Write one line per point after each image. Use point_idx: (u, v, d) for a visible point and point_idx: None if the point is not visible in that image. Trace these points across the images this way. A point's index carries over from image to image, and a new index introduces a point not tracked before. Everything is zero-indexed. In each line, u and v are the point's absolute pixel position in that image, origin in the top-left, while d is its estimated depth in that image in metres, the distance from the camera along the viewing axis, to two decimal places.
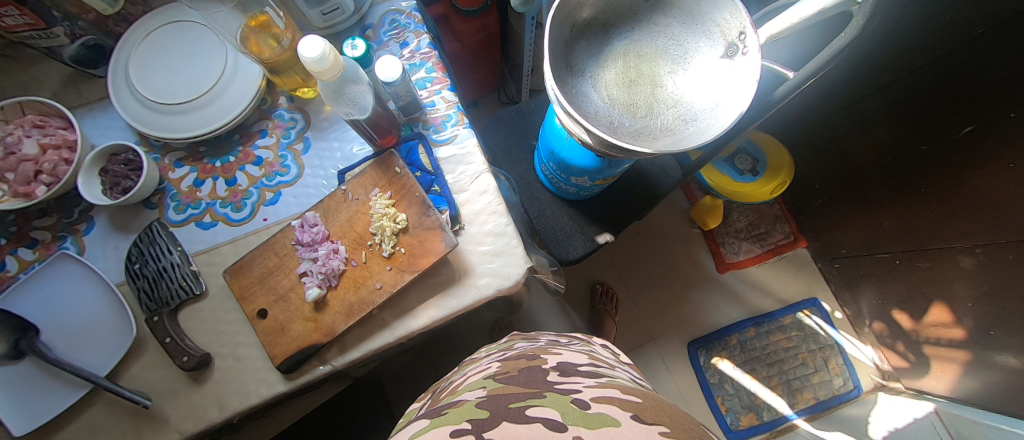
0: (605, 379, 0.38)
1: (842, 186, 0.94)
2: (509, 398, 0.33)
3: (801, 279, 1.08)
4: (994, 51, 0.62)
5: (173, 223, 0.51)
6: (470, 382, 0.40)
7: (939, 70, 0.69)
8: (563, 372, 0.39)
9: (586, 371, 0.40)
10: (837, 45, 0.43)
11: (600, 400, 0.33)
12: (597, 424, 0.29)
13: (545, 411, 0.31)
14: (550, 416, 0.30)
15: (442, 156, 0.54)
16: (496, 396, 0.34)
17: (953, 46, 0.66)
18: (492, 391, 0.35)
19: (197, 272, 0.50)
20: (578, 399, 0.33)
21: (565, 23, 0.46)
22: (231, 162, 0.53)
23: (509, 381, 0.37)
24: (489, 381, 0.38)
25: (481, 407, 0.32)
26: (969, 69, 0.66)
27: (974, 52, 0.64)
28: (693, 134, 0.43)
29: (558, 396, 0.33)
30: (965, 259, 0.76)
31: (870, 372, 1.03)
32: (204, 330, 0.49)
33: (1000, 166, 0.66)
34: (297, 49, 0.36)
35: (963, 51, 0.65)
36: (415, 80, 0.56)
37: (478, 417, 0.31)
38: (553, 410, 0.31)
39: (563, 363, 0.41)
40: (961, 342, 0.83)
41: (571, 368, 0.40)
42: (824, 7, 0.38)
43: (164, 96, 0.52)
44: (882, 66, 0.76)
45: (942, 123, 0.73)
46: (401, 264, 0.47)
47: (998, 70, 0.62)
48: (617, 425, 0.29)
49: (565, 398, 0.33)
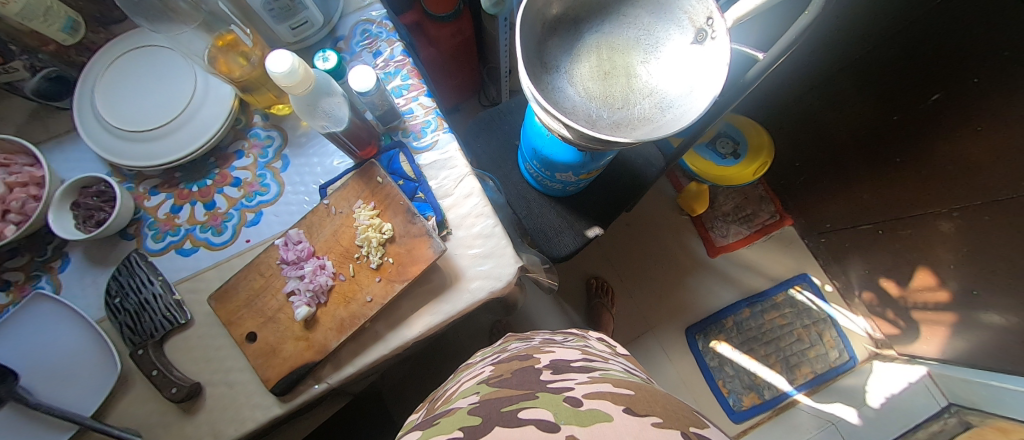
0: (598, 374, 0.38)
1: (820, 163, 0.96)
2: (501, 402, 0.32)
3: (790, 257, 1.09)
4: (955, 18, 0.63)
5: (152, 252, 0.50)
6: (464, 390, 0.39)
7: (901, 45, 0.71)
8: (556, 370, 0.39)
9: (579, 366, 0.39)
10: (800, 25, 0.44)
11: (593, 396, 0.32)
12: (589, 420, 0.29)
13: (538, 413, 0.30)
14: (543, 417, 0.30)
15: (425, 163, 0.54)
16: (488, 401, 0.33)
17: (915, 17, 0.67)
18: (485, 396, 0.35)
19: (181, 301, 0.48)
20: (571, 397, 0.32)
21: (536, 20, 0.47)
22: (209, 186, 0.52)
23: (502, 384, 0.36)
24: (483, 386, 0.37)
25: (473, 414, 0.32)
26: (929, 40, 0.68)
27: (936, 22, 0.66)
28: (671, 121, 0.43)
29: (550, 395, 0.33)
30: (945, 223, 0.78)
31: (863, 341, 1.03)
32: (192, 359, 0.48)
33: (970, 129, 0.68)
34: (265, 65, 0.35)
35: (924, 22, 0.67)
36: (390, 88, 0.55)
37: (469, 424, 0.30)
38: (545, 410, 0.31)
39: (556, 360, 0.41)
40: (947, 304, 0.85)
41: (564, 365, 0.40)
42: None
43: (134, 122, 0.50)
44: (849, 42, 0.77)
45: (911, 92, 0.74)
46: (390, 274, 0.47)
47: (962, 37, 0.64)
48: (609, 420, 0.29)
49: (557, 397, 0.32)
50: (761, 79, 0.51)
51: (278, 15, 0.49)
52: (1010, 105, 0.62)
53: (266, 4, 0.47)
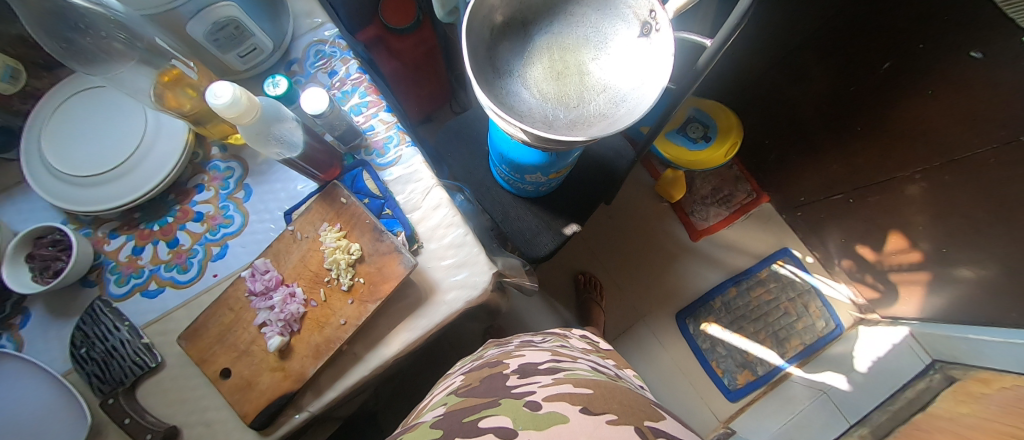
0: (562, 374, 0.40)
1: (788, 137, 0.96)
2: (465, 412, 0.35)
3: (770, 232, 1.10)
4: None
5: (116, 297, 0.49)
6: (435, 402, 0.42)
7: (846, 19, 0.71)
8: (522, 374, 0.41)
9: (545, 369, 0.41)
10: (740, 10, 0.44)
11: (552, 398, 0.35)
12: (546, 424, 0.32)
13: (499, 420, 0.33)
14: (502, 424, 0.32)
15: (390, 178, 0.53)
16: (454, 412, 0.36)
17: None
18: (452, 407, 0.37)
19: (150, 344, 0.48)
20: (531, 401, 0.35)
21: (483, 27, 0.46)
22: (170, 223, 0.51)
23: (470, 393, 0.39)
24: (451, 397, 0.40)
25: (439, 426, 0.34)
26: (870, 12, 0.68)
27: None
28: (625, 115, 0.44)
29: (512, 401, 0.35)
30: (913, 187, 0.79)
31: (847, 308, 1.06)
32: (168, 401, 0.47)
33: (922, 94, 0.69)
34: (206, 95, 0.35)
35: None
36: (349, 107, 0.54)
37: (436, 435, 0.33)
38: (506, 417, 0.33)
39: (524, 364, 0.43)
40: (920, 264, 0.87)
41: (531, 368, 0.42)
42: None
43: (86, 167, 0.49)
44: (792, 21, 0.77)
45: (864, 63, 0.74)
46: (362, 295, 0.46)
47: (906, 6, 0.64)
48: (565, 421, 0.32)
49: (518, 402, 0.35)
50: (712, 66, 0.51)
51: (225, 45, 0.48)
52: (953, 67, 0.64)
53: (210, 34, 0.45)
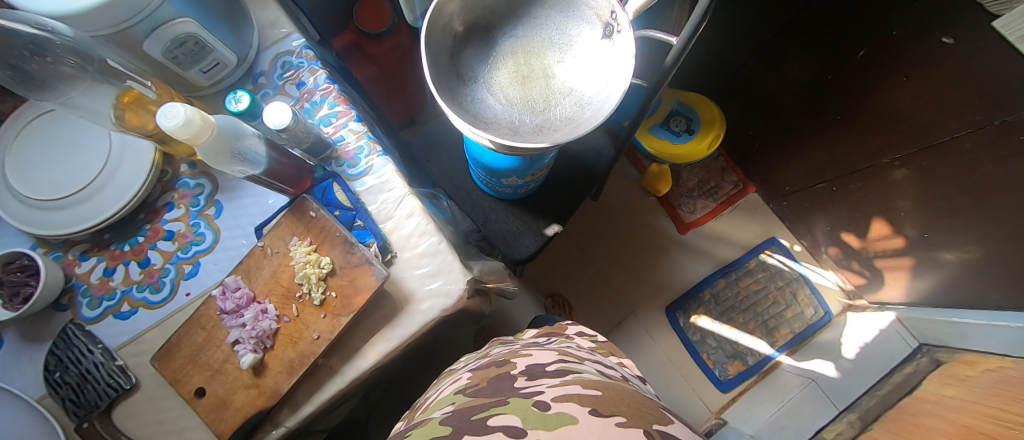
0: (570, 376, 0.39)
1: (771, 126, 0.95)
2: (473, 411, 0.35)
3: (757, 222, 1.10)
4: None
5: (89, 320, 0.49)
6: (441, 399, 0.42)
7: (821, 6, 0.71)
8: (530, 375, 0.40)
9: (553, 370, 0.41)
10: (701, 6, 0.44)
11: (560, 399, 0.35)
12: (555, 424, 0.32)
13: (507, 418, 0.33)
14: (511, 423, 0.32)
15: (362, 189, 0.52)
16: (463, 410, 0.36)
17: None
18: (459, 405, 0.37)
19: (124, 366, 0.48)
20: (539, 401, 0.35)
21: (444, 35, 0.46)
22: (141, 242, 0.51)
23: (478, 393, 0.39)
24: (459, 396, 0.40)
25: (446, 423, 0.35)
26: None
27: None
28: (590, 118, 0.43)
29: (520, 400, 0.35)
30: (901, 172, 0.77)
31: (836, 295, 1.06)
32: (144, 422, 0.47)
33: (897, 79, 0.69)
34: (159, 121, 0.35)
35: None
36: (318, 118, 0.54)
37: (444, 433, 0.33)
38: (515, 416, 0.33)
39: (532, 365, 0.43)
40: (904, 250, 0.87)
41: (538, 370, 0.41)
42: None
43: (51, 191, 0.49)
44: (767, 11, 0.78)
45: (839, 51, 0.74)
46: (335, 308, 0.46)
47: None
48: (574, 422, 0.32)
49: (527, 401, 0.35)
50: (679, 63, 0.51)
51: (186, 62, 0.47)
52: (925, 53, 0.63)
53: (168, 52, 0.44)
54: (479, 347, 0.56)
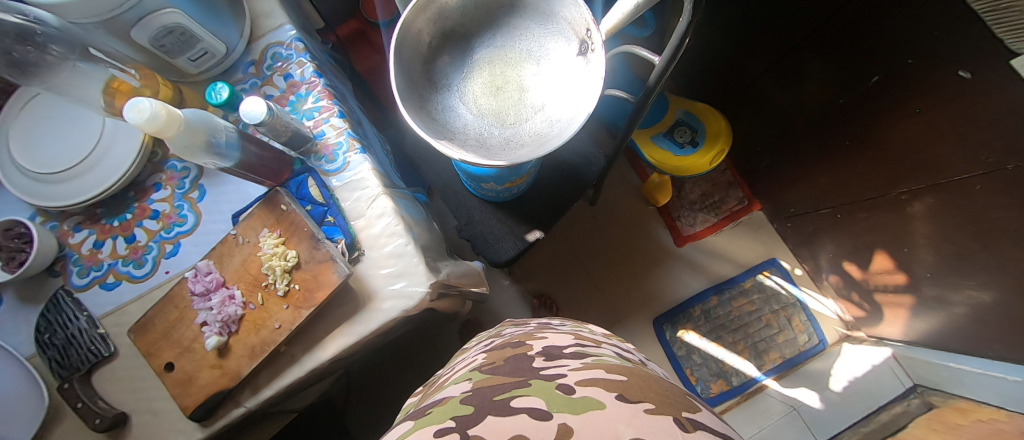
0: (590, 360, 0.38)
1: (781, 143, 0.94)
2: (493, 391, 0.33)
3: (759, 242, 1.10)
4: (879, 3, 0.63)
5: (78, 288, 0.52)
6: (457, 377, 0.41)
7: (835, 27, 0.71)
8: (549, 357, 0.40)
9: (571, 353, 0.41)
10: (680, 29, 0.45)
11: (585, 383, 0.32)
12: (581, 408, 0.29)
13: (530, 401, 0.30)
14: (535, 405, 0.30)
15: (338, 185, 0.53)
16: (481, 390, 0.34)
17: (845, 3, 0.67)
18: (478, 384, 0.35)
19: (105, 334, 0.51)
20: (563, 384, 0.32)
21: (416, 49, 0.46)
22: (129, 219, 0.54)
23: (495, 371, 0.38)
24: (476, 373, 0.39)
25: (465, 403, 0.32)
26: (858, 19, 0.67)
27: (860, 13, 0.66)
28: (555, 137, 0.43)
29: (543, 383, 0.33)
30: (918, 204, 0.73)
31: (834, 324, 1.04)
32: (120, 388, 0.50)
33: (908, 110, 0.67)
34: (125, 116, 0.38)
35: (849, 11, 0.67)
36: (303, 111, 0.55)
37: (461, 413, 0.30)
38: (537, 398, 0.31)
39: (549, 347, 0.43)
40: (905, 287, 0.84)
41: (556, 352, 0.41)
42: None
43: (49, 164, 0.52)
44: (784, 25, 0.78)
45: (852, 76, 0.72)
46: (297, 301, 0.48)
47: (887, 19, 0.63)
48: (602, 407, 0.28)
49: (550, 385, 0.33)
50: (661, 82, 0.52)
51: (173, 50, 0.49)
52: (931, 84, 0.62)
53: (156, 41, 0.46)
54: (493, 329, 0.62)
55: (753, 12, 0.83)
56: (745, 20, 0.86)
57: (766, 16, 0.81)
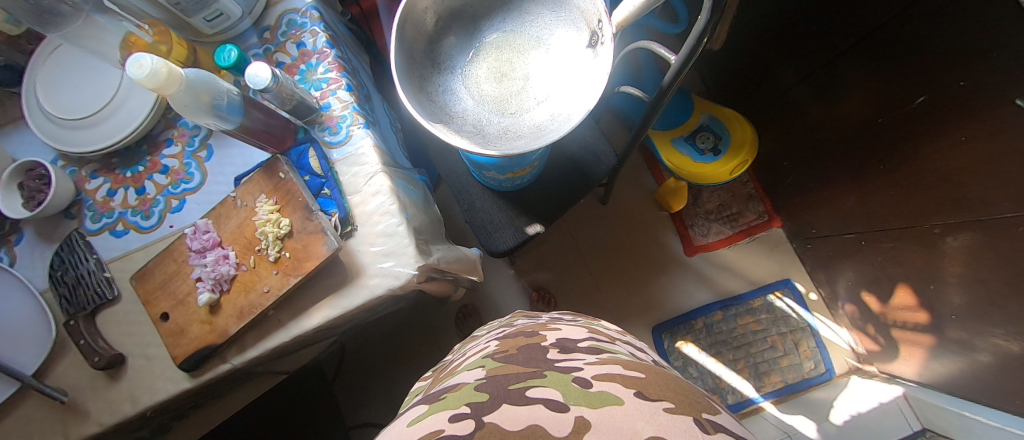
0: (605, 355, 0.39)
1: (809, 160, 0.90)
2: (508, 379, 0.34)
3: (773, 261, 1.08)
4: (935, 15, 0.58)
5: (91, 232, 0.55)
6: (470, 363, 0.42)
7: (879, 40, 0.67)
8: (563, 349, 0.40)
9: (586, 347, 0.41)
10: (697, 29, 0.44)
11: (602, 378, 0.33)
12: (599, 402, 0.29)
13: (547, 392, 0.31)
14: (552, 397, 0.30)
15: (337, 158, 0.54)
16: (496, 378, 0.35)
17: (895, 14, 0.63)
18: (491, 372, 0.36)
19: (111, 278, 0.53)
20: (580, 378, 0.33)
21: (419, 30, 0.45)
22: (141, 172, 0.56)
23: (509, 360, 0.38)
24: (488, 361, 0.40)
25: (480, 390, 0.33)
26: (908, 33, 0.62)
27: (910, 27, 0.62)
28: (552, 130, 0.42)
29: (559, 375, 0.34)
30: (952, 240, 0.68)
31: (844, 354, 1.01)
32: (118, 331, 0.52)
33: (954, 139, 0.62)
34: (126, 69, 0.39)
35: (895, 24, 0.64)
36: (312, 81, 0.55)
37: (477, 400, 0.31)
38: (555, 390, 0.31)
39: (563, 339, 0.43)
40: (925, 327, 0.80)
41: (571, 345, 0.42)
42: None
43: (70, 111, 0.54)
44: (828, 34, 0.75)
45: (894, 95, 0.68)
46: (286, 268, 0.49)
47: (939, 34, 0.58)
48: (620, 403, 0.29)
49: (567, 377, 0.33)
50: (677, 82, 0.51)
51: (189, 9, 0.50)
52: (982, 111, 0.57)
53: None
54: (504, 318, 0.62)
55: (798, 18, 0.80)
56: (786, 27, 0.83)
57: (809, 23, 0.78)
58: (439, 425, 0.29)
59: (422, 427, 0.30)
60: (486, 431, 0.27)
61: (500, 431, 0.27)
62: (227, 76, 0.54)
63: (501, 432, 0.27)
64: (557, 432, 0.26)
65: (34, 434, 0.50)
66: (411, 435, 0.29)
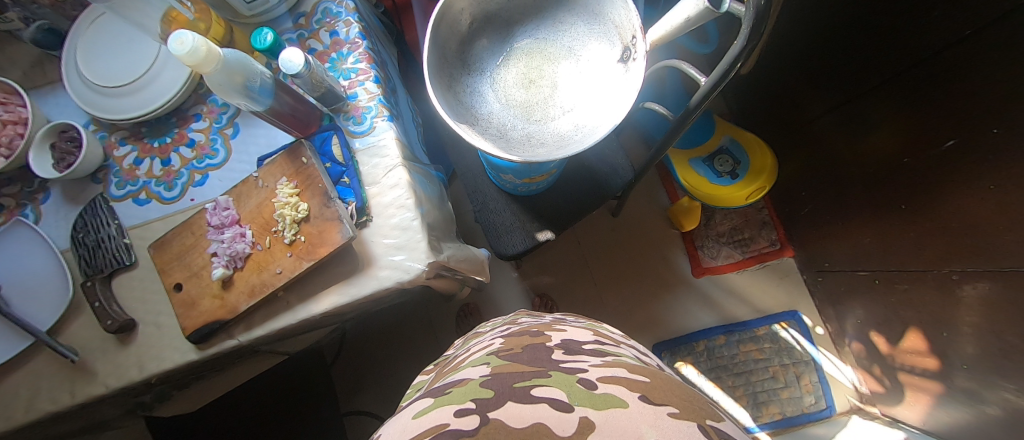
0: (610, 358, 0.39)
1: (828, 191, 0.89)
2: (513, 377, 0.34)
3: (782, 290, 1.07)
4: (971, 58, 0.58)
5: (114, 197, 0.56)
6: (474, 359, 0.42)
7: (913, 79, 0.66)
8: (568, 350, 0.40)
9: (591, 349, 0.41)
10: (731, 54, 0.44)
11: (607, 380, 0.33)
12: (604, 404, 0.29)
13: (551, 391, 0.31)
14: (556, 396, 0.31)
15: (359, 148, 0.54)
16: (500, 375, 0.35)
17: (933, 54, 0.62)
18: (496, 369, 0.36)
19: (129, 245, 0.54)
20: (585, 379, 0.33)
21: (453, 30, 0.46)
22: (168, 143, 0.57)
23: (513, 358, 0.38)
24: (493, 358, 0.40)
25: (485, 386, 0.33)
26: (944, 74, 0.62)
27: (947, 68, 0.61)
28: (577, 141, 0.42)
29: (564, 375, 0.34)
30: (970, 288, 0.67)
31: (847, 393, 1.00)
32: (131, 297, 0.53)
33: (981, 186, 0.61)
34: (167, 44, 0.40)
35: (930, 64, 0.63)
36: (341, 70, 0.56)
37: (482, 396, 0.32)
38: (559, 390, 0.32)
39: (568, 340, 0.43)
40: (934, 373, 0.79)
41: (576, 346, 0.42)
42: (690, 14, 0.37)
43: (106, 78, 0.56)
44: (859, 67, 0.74)
45: (922, 135, 0.67)
46: (301, 251, 0.49)
47: (974, 79, 0.58)
48: (624, 406, 0.29)
49: (571, 378, 0.33)
50: (704, 104, 0.51)
51: None
52: (1012, 161, 0.56)
53: None
54: (507, 316, 0.62)
55: (830, 49, 0.79)
56: (816, 57, 0.83)
57: (841, 55, 0.77)
58: (445, 420, 0.29)
59: (427, 420, 0.30)
60: (491, 428, 0.27)
61: (504, 428, 0.27)
62: (260, 58, 0.55)
63: (506, 429, 0.27)
64: (562, 431, 0.27)
65: (42, 390, 0.51)
66: (415, 427, 0.29)
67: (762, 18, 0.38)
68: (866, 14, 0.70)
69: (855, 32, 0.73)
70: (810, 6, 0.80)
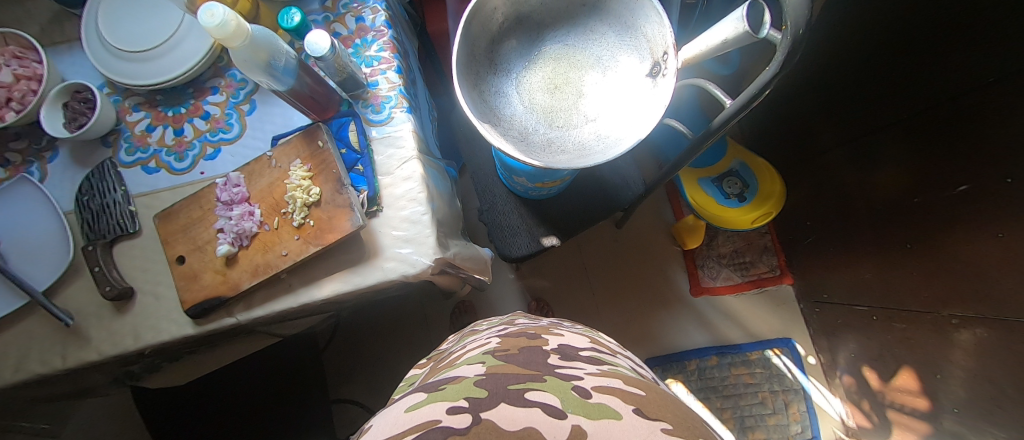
0: (606, 367, 0.39)
1: (834, 223, 0.90)
2: (508, 379, 0.33)
3: (778, 317, 1.07)
4: (990, 104, 0.58)
5: (123, 163, 0.55)
6: (469, 357, 0.42)
7: (929, 121, 0.67)
8: (563, 355, 0.40)
9: (587, 356, 0.41)
10: (760, 82, 0.43)
11: (602, 390, 0.33)
12: (597, 414, 0.29)
13: (544, 396, 0.31)
14: (550, 402, 0.30)
15: (376, 137, 0.54)
16: (495, 375, 0.34)
17: (954, 97, 0.63)
18: (491, 369, 0.36)
19: (134, 212, 0.53)
20: (579, 387, 0.33)
21: (484, 28, 0.46)
22: (183, 113, 0.56)
23: (509, 359, 0.38)
24: (489, 357, 0.39)
25: (479, 386, 0.33)
26: (962, 119, 0.62)
27: (965, 113, 0.62)
28: (598, 153, 0.42)
29: (559, 381, 0.34)
30: (966, 333, 0.68)
31: (833, 425, 1.00)
32: (132, 266, 0.52)
33: (989, 235, 0.61)
34: (199, 15, 0.40)
35: (948, 108, 0.64)
36: (364, 56, 0.55)
37: (475, 395, 0.31)
38: (553, 396, 0.31)
39: (565, 345, 0.43)
40: (924, 413, 0.79)
41: (571, 351, 0.41)
42: (727, 37, 0.37)
43: (126, 42, 0.55)
44: (875, 103, 0.75)
45: (936, 178, 0.67)
46: (309, 235, 0.49)
47: (994, 126, 0.58)
48: (617, 417, 0.29)
49: (566, 385, 0.33)
50: (725, 127, 0.51)
51: None
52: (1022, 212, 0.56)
53: None
54: (504, 316, 0.61)
55: (850, 84, 0.79)
56: (835, 88, 0.83)
57: (858, 90, 0.78)
58: (437, 416, 0.29)
59: (419, 416, 0.30)
60: (483, 428, 0.27)
61: (496, 429, 0.27)
62: (284, 36, 0.55)
63: (498, 430, 0.27)
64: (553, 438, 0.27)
65: (33, 351, 0.51)
66: (406, 424, 0.29)
67: (796, 47, 0.38)
68: (892, 52, 0.70)
69: (875, 70, 0.74)
70: (834, 38, 0.80)
